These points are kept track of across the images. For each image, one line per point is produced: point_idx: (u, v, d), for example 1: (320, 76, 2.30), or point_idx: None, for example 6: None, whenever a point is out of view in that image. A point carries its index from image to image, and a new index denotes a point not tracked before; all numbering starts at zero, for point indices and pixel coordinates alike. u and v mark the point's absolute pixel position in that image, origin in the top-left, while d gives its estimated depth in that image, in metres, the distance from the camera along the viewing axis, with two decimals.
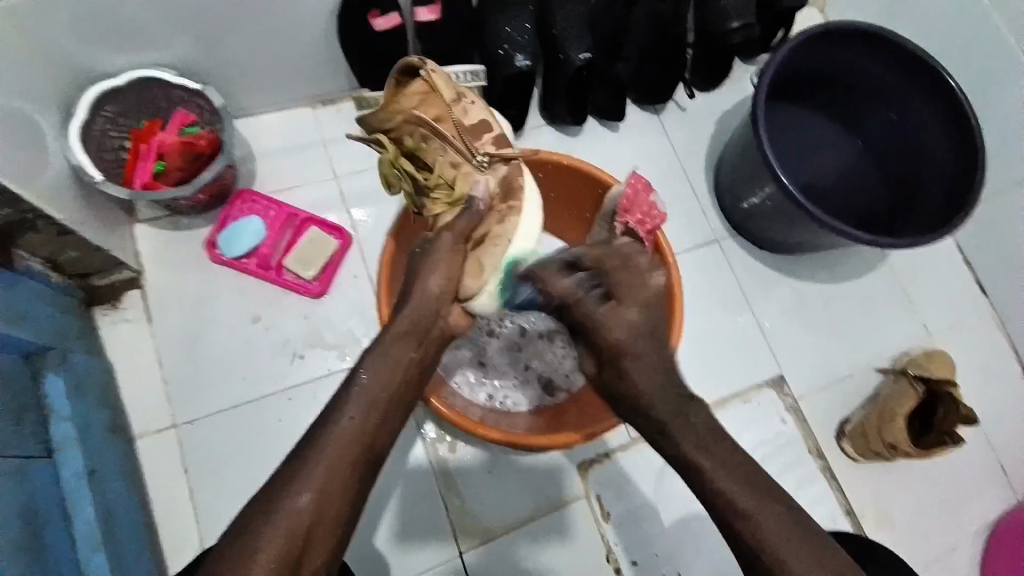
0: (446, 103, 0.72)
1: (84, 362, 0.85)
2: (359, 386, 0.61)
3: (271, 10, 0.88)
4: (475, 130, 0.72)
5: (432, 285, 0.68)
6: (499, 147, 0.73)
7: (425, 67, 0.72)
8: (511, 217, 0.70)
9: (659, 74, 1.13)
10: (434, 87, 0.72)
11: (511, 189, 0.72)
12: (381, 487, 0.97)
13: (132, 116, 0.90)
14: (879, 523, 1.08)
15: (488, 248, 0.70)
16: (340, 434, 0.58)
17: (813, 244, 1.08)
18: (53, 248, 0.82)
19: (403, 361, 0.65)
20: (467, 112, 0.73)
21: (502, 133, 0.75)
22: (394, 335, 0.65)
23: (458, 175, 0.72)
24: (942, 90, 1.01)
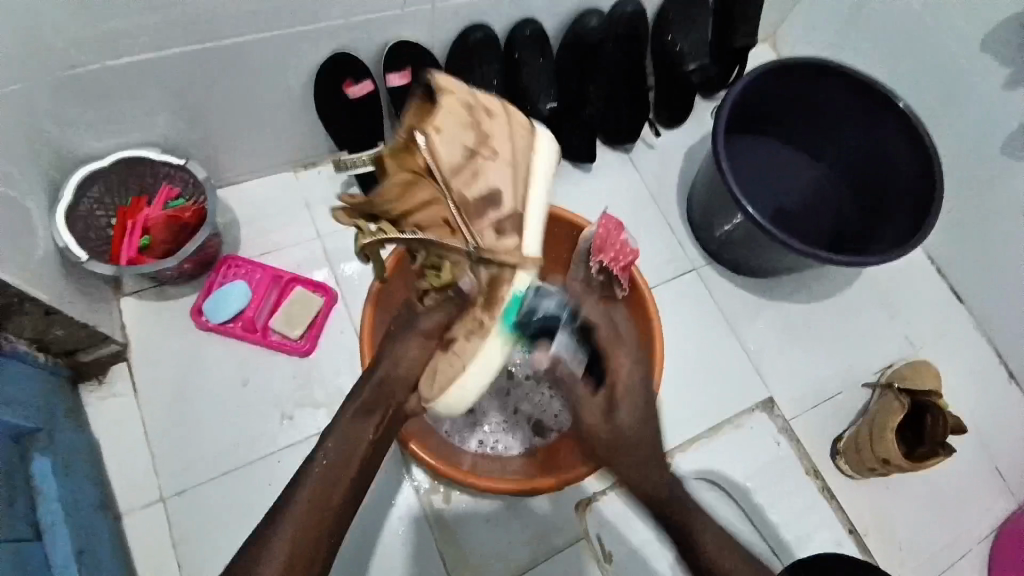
0: (449, 175, 0.65)
1: (70, 441, 0.84)
2: (321, 461, 0.65)
3: (250, 86, 0.93)
4: (476, 209, 0.65)
5: (399, 367, 0.71)
6: (500, 237, 0.65)
7: (431, 131, 0.64)
8: (473, 339, 0.65)
9: (625, 116, 1.19)
10: (438, 156, 0.64)
11: (492, 298, 0.65)
12: (358, 533, 0.95)
13: (117, 194, 0.94)
14: (884, 543, 1.06)
15: (446, 361, 0.67)
16: (300, 506, 0.62)
17: (787, 266, 1.11)
18: (39, 329, 0.83)
19: (365, 436, 0.68)
20: (474, 181, 0.65)
21: (511, 211, 0.66)
22: (357, 407, 0.69)
23: (451, 259, 0.68)
24: (892, 113, 1.07)
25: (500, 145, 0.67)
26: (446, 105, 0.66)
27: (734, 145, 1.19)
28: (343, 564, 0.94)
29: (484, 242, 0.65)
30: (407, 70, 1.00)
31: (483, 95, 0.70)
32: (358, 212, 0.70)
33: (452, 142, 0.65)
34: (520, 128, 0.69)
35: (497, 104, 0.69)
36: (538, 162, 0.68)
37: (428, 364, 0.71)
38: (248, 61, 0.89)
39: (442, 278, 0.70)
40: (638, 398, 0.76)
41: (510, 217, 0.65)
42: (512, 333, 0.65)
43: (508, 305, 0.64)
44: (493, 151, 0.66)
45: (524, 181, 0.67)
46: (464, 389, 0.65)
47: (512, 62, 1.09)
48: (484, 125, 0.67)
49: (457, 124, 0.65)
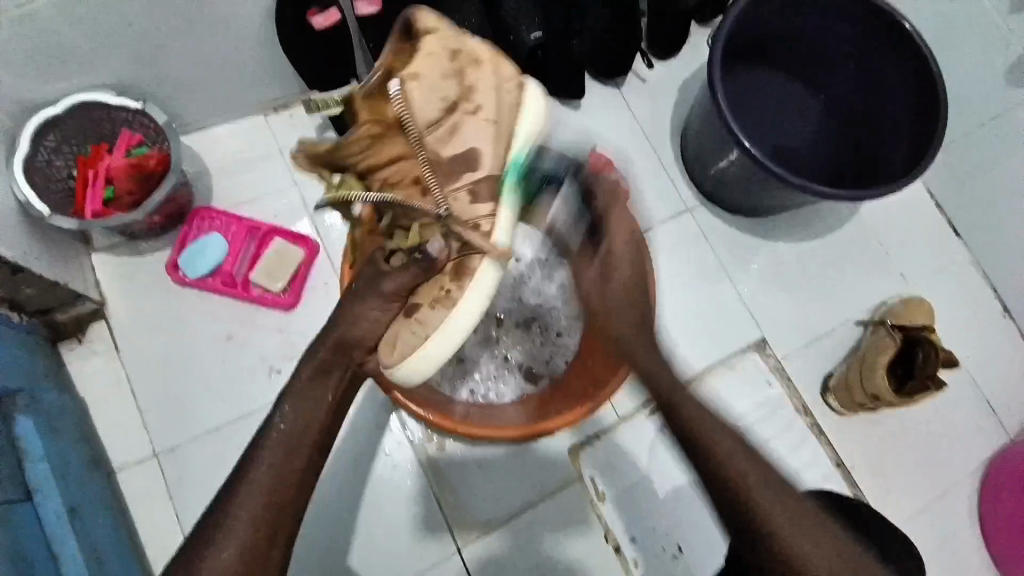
0: (422, 130, 0.66)
1: (53, 401, 0.83)
2: (277, 432, 0.63)
3: (206, 22, 0.85)
4: (452, 167, 0.67)
5: (357, 330, 0.68)
6: (472, 199, 0.67)
7: (403, 83, 0.65)
8: (439, 307, 0.66)
9: (617, 47, 1.11)
10: (411, 108, 0.65)
11: (461, 268, 0.67)
12: (336, 471, 0.97)
13: (74, 142, 0.88)
14: (870, 476, 1.09)
15: (409, 329, 0.67)
16: (262, 479, 0.60)
17: (784, 204, 1.07)
18: (8, 288, 0.80)
19: (318, 396, 0.66)
20: (450, 138, 0.66)
21: (485, 171, 0.67)
22: (313, 364, 0.66)
23: (421, 221, 0.69)
24: (899, 35, 1.00)
25: (482, 100, 0.67)
26: (427, 46, 0.67)
27: (731, 76, 1.12)
28: (327, 502, 0.96)
29: (456, 205, 0.67)
30: None
31: (470, 41, 0.69)
32: (325, 164, 0.72)
33: (429, 94, 0.66)
34: (509, 83, 0.69)
35: (485, 50, 0.69)
36: (520, 123, 0.69)
37: (391, 330, 0.69)
38: None
39: (410, 238, 0.70)
40: (631, 236, 0.80)
41: (484, 177, 0.67)
42: (482, 300, 0.67)
43: (478, 280, 0.66)
44: (474, 105, 0.67)
45: (506, 139, 0.68)
46: (422, 359, 0.66)
47: None
48: (468, 75, 0.67)
49: (435, 73, 0.66)
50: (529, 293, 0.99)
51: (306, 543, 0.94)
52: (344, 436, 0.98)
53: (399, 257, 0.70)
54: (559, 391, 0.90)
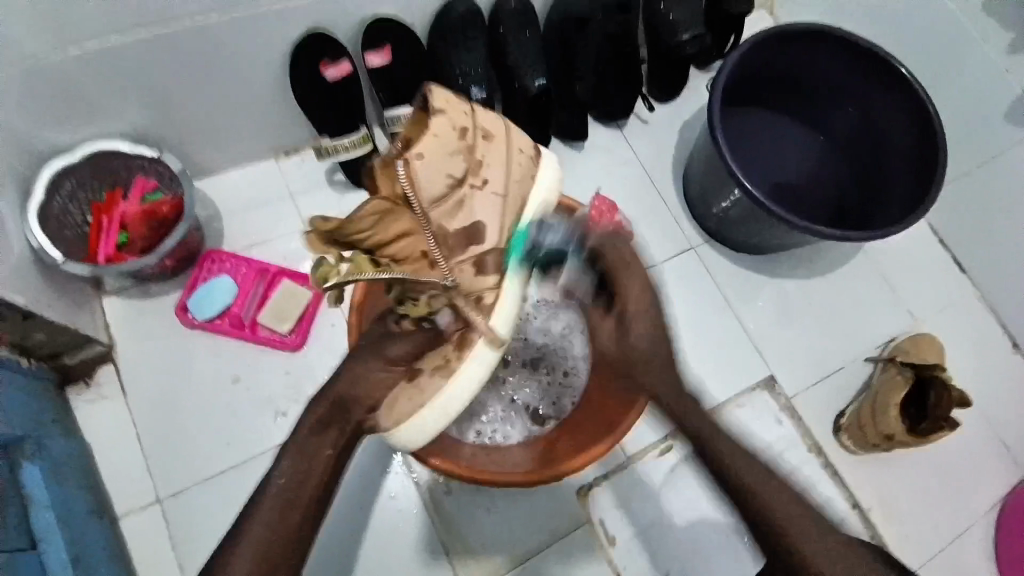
0: (426, 205, 0.59)
1: (59, 447, 0.83)
2: (273, 485, 0.61)
3: (223, 72, 0.89)
4: (460, 241, 0.61)
5: (359, 389, 0.66)
6: (477, 274, 0.63)
7: (410, 159, 0.57)
8: (437, 376, 0.63)
9: (618, 89, 1.14)
10: (418, 185, 0.58)
11: (463, 340, 0.64)
12: (336, 513, 0.95)
13: (89, 188, 0.90)
14: (888, 518, 1.06)
15: (403, 396, 0.64)
16: (259, 529, 0.59)
17: (787, 243, 1.08)
18: (19, 333, 0.81)
19: (317, 455, 0.63)
20: (458, 212, 0.60)
21: (492, 244, 0.62)
22: (312, 425, 0.64)
23: (429, 293, 0.65)
24: (895, 79, 1.03)
25: (493, 172, 0.61)
26: (438, 125, 0.58)
27: (731, 119, 1.15)
28: (326, 542, 0.94)
29: (462, 277, 0.63)
30: (387, 47, 0.97)
31: (479, 114, 0.62)
32: (329, 239, 0.61)
33: (435, 172, 0.58)
34: (522, 154, 0.63)
35: (496, 126, 0.63)
36: (533, 193, 0.64)
37: (391, 391, 0.66)
38: (220, 43, 0.85)
39: (416, 308, 0.67)
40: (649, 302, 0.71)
41: (489, 254, 0.62)
42: (480, 373, 0.64)
43: (477, 354, 0.63)
44: (483, 180, 0.60)
45: (513, 215, 0.62)
46: (419, 425, 0.64)
47: (497, 38, 1.04)
48: (477, 150, 0.60)
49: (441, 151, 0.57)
50: (534, 333, 0.99)
51: None
52: (347, 477, 0.96)
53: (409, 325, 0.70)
54: (569, 433, 0.88)
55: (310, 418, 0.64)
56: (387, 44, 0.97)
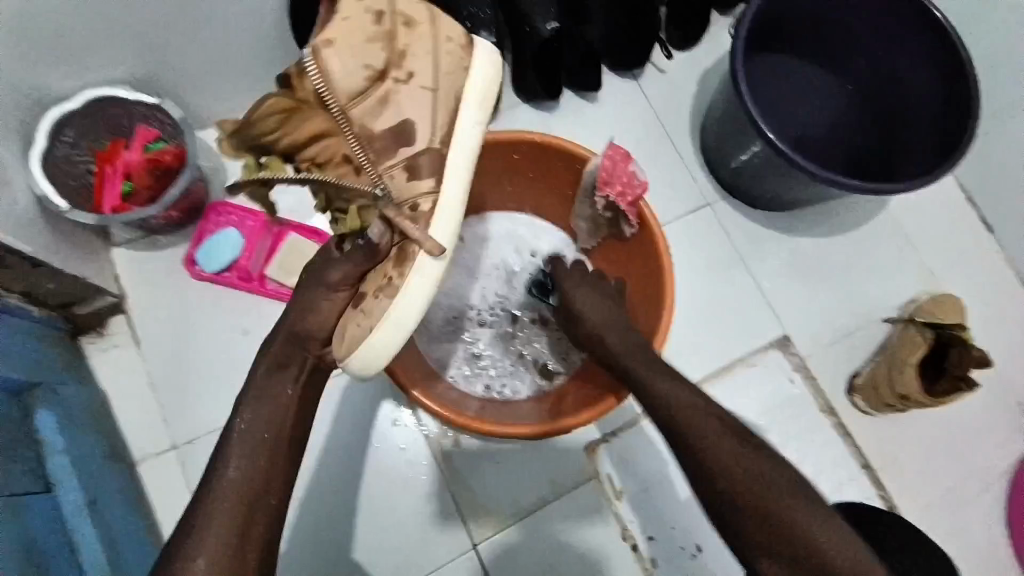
0: (339, 100, 0.64)
1: (73, 394, 0.84)
2: (238, 434, 0.62)
3: (221, 14, 0.85)
4: (393, 137, 0.66)
5: (314, 323, 0.67)
6: (410, 176, 0.65)
7: (314, 50, 0.62)
8: (383, 296, 0.64)
9: (634, 35, 1.09)
10: (326, 74, 0.63)
11: (399, 258, 0.65)
12: (347, 463, 0.97)
13: (94, 139, 0.89)
14: (897, 478, 1.05)
15: (354, 324, 0.65)
16: (231, 472, 0.60)
17: (805, 197, 1.04)
18: (29, 282, 0.81)
19: (279, 392, 0.65)
20: (382, 109, 0.65)
21: (422, 142, 0.66)
22: (269, 361, 0.66)
23: (360, 201, 0.67)
24: (928, 24, 0.97)
25: (415, 67, 0.66)
26: (348, 10, 0.64)
27: (754, 67, 1.09)
28: (331, 487, 0.96)
29: (393, 183, 0.66)
30: None
31: (398, 1, 0.66)
32: (245, 143, 0.66)
33: (345, 59, 0.63)
34: (449, 44, 0.67)
35: (418, 11, 0.66)
36: (467, 84, 0.68)
37: (342, 318, 0.68)
38: None
39: (350, 223, 0.67)
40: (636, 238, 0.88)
41: (418, 159, 0.66)
42: (426, 290, 0.64)
43: (419, 267, 0.63)
44: (405, 74, 0.65)
45: (443, 112, 0.66)
46: (373, 349, 0.63)
47: None
48: (397, 40, 0.65)
49: (357, 37, 0.63)
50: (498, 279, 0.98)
51: (315, 534, 0.94)
52: (321, 426, 0.97)
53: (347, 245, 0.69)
54: (577, 387, 0.90)
55: (266, 358, 0.67)
56: None
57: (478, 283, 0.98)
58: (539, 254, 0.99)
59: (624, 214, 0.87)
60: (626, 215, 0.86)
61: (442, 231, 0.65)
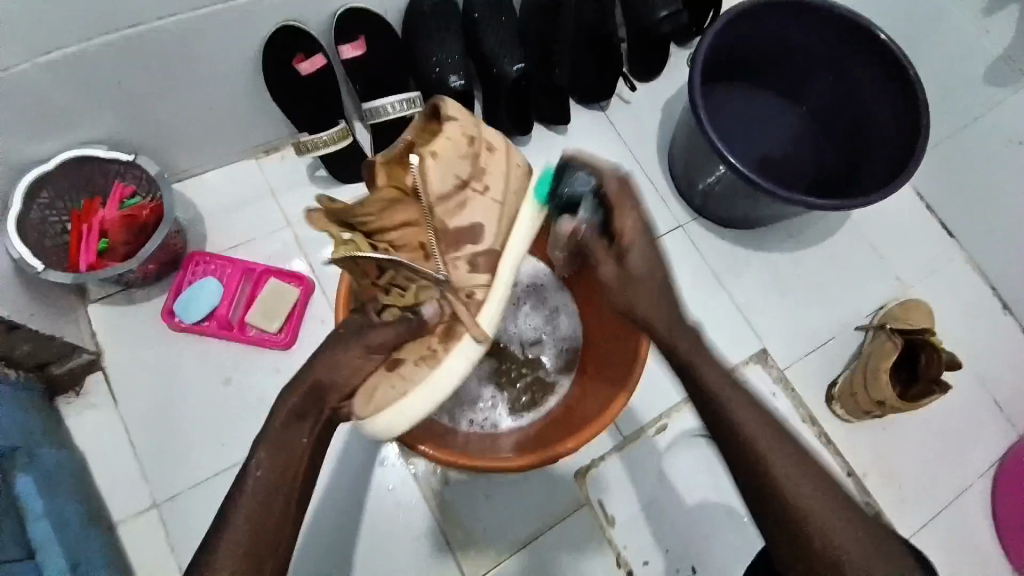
0: (433, 200, 0.66)
1: (51, 457, 0.82)
2: (253, 484, 0.60)
3: (197, 69, 0.87)
4: (461, 236, 0.69)
5: (335, 378, 0.66)
6: (471, 270, 0.70)
7: (423, 156, 0.65)
8: (424, 365, 0.68)
9: (597, 73, 1.14)
10: (428, 181, 0.65)
11: (448, 332, 0.69)
12: (336, 508, 0.95)
13: (69, 197, 0.90)
14: (885, 484, 1.07)
15: (388, 384, 0.67)
16: (242, 523, 0.59)
17: (773, 215, 1.08)
18: (4, 345, 0.80)
19: (296, 441, 0.63)
20: (459, 212, 0.68)
21: (488, 246, 0.70)
22: (288, 412, 0.64)
23: (420, 283, 0.69)
24: (873, 44, 1.02)
25: (493, 182, 0.70)
26: (449, 129, 0.67)
27: (711, 94, 1.14)
28: (323, 534, 0.94)
29: (455, 272, 0.69)
30: (360, 39, 0.95)
31: (485, 127, 0.71)
32: (337, 217, 0.69)
33: (445, 171, 0.66)
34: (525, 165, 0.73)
35: (500, 139, 0.72)
36: (528, 202, 0.73)
37: (366, 381, 0.68)
38: (188, 41, 0.83)
39: (403, 297, 0.70)
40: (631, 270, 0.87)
41: (478, 255, 0.70)
42: (464, 365, 0.70)
43: (462, 347, 0.69)
44: (485, 186, 0.69)
45: (510, 219, 0.71)
46: (402, 416, 0.67)
47: (472, 23, 1.03)
48: (481, 159, 0.69)
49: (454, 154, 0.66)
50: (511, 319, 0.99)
51: None
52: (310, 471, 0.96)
53: (392, 314, 0.69)
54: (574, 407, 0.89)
55: (280, 410, 0.64)
56: (360, 35, 0.95)
57: None
58: (518, 284, 1.00)
59: None
60: None
61: (489, 316, 0.71)
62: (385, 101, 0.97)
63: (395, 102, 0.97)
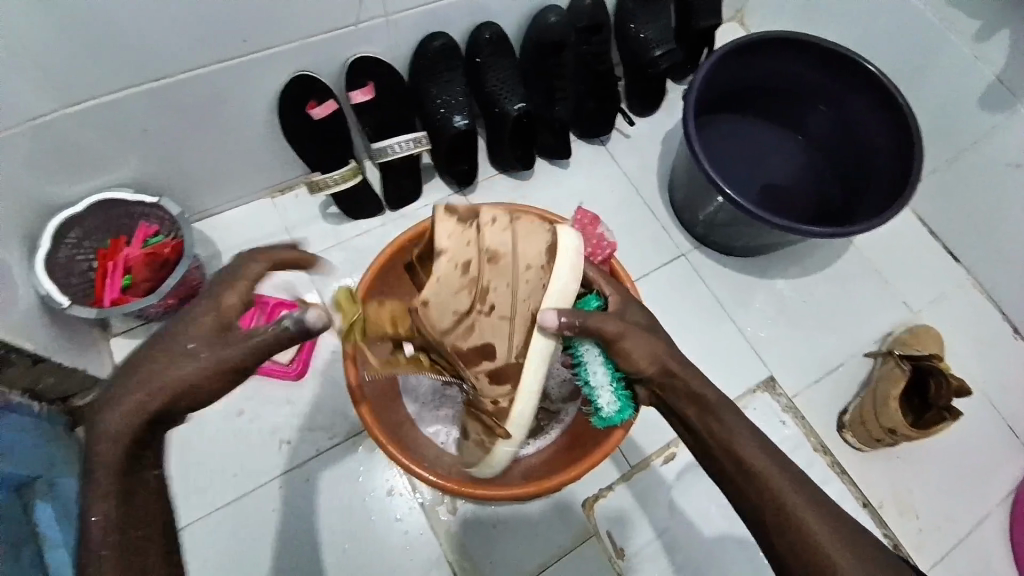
0: (439, 331, 0.72)
1: (69, 486, 0.85)
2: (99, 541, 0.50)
3: (217, 117, 0.93)
4: (474, 355, 0.73)
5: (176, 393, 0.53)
6: (493, 382, 0.73)
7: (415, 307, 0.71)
8: (482, 450, 0.77)
9: (595, 111, 1.20)
10: (429, 320, 0.71)
11: (490, 428, 0.76)
12: (344, 538, 0.96)
13: (95, 237, 0.95)
14: (901, 513, 1.04)
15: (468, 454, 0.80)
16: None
17: (773, 243, 1.10)
18: (29, 378, 0.83)
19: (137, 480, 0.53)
20: (470, 334, 0.73)
21: (505, 358, 0.72)
22: (120, 440, 0.52)
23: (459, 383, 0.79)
24: (864, 77, 1.05)
25: (497, 299, 0.72)
26: (439, 267, 0.71)
27: (708, 128, 1.18)
28: (329, 566, 0.94)
29: (479, 384, 0.74)
30: (369, 85, 1.00)
31: (485, 237, 0.72)
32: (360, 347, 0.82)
33: (443, 311, 0.71)
34: (530, 270, 0.72)
35: (501, 246, 0.72)
36: (545, 301, 0.70)
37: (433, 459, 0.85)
38: (209, 91, 0.89)
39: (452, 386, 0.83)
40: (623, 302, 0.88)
41: (498, 366, 0.73)
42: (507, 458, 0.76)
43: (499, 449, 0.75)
44: (489, 307, 0.72)
45: (521, 332, 0.72)
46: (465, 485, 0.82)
47: (476, 67, 1.09)
48: (483, 278, 0.72)
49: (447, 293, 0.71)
50: None
51: None
52: (320, 500, 0.97)
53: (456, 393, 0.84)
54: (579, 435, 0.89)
55: (99, 438, 0.51)
56: (369, 82, 1.01)
57: None
58: None
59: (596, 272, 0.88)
60: (598, 273, 0.87)
61: (523, 415, 0.70)
62: (390, 142, 1.03)
63: (398, 143, 1.03)
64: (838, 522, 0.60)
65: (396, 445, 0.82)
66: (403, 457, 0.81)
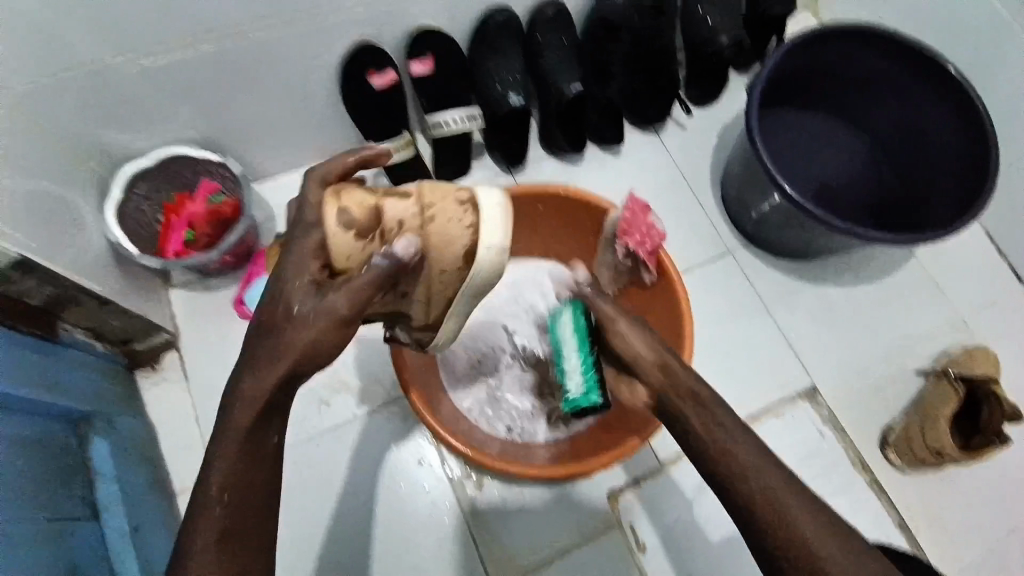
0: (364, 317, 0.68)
1: (124, 424, 0.90)
2: (216, 500, 0.54)
3: (277, 82, 0.95)
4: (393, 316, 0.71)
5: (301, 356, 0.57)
6: (422, 331, 0.73)
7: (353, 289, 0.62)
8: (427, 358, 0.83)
9: (647, 98, 1.16)
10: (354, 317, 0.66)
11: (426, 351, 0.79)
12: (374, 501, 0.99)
13: (160, 191, 0.97)
14: (935, 535, 1.02)
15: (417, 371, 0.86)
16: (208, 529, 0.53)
17: (828, 246, 1.07)
18: (94, 320, 0.88)
19: (263, 442, 0.56)
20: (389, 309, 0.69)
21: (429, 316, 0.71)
22: (252, 404, 0.55)
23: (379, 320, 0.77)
24: (943, 79, 0.99)
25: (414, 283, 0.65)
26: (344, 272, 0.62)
27: (769, 122, 1.14)
28: (358, 525, 0.98)
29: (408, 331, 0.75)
30: (429, 57, 1.01)
31: (388, 221, 0.63)
32: None
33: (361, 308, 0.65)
34: (444, 271, 0.64)
35: (412, 228, 0.63)
36: (471, 278, 0.65)
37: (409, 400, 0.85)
38: (270, 55, 0.90)
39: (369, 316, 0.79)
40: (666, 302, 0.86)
41: (418, 326, 0.72)
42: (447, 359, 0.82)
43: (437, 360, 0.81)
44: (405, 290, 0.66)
45: (442, 301, 0.68)
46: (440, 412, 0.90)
47: (534, 46, 1.07)
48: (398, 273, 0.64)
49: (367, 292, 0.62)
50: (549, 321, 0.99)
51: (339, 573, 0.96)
52: (353, 464, 1.01)
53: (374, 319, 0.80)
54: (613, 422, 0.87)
55: (241, 397, 0.56)
56: (429, 53, 1.01)
57: (508, 327, 0.99)
58: None
59: (643, 263, 0.86)
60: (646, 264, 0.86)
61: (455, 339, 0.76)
62: (446, 116, 1.03)
63: (453, 117, 1.03)
64: (852, 554, 0.55)
65: (434, 417, 0.84)
66: (439, 430, 0.83)
